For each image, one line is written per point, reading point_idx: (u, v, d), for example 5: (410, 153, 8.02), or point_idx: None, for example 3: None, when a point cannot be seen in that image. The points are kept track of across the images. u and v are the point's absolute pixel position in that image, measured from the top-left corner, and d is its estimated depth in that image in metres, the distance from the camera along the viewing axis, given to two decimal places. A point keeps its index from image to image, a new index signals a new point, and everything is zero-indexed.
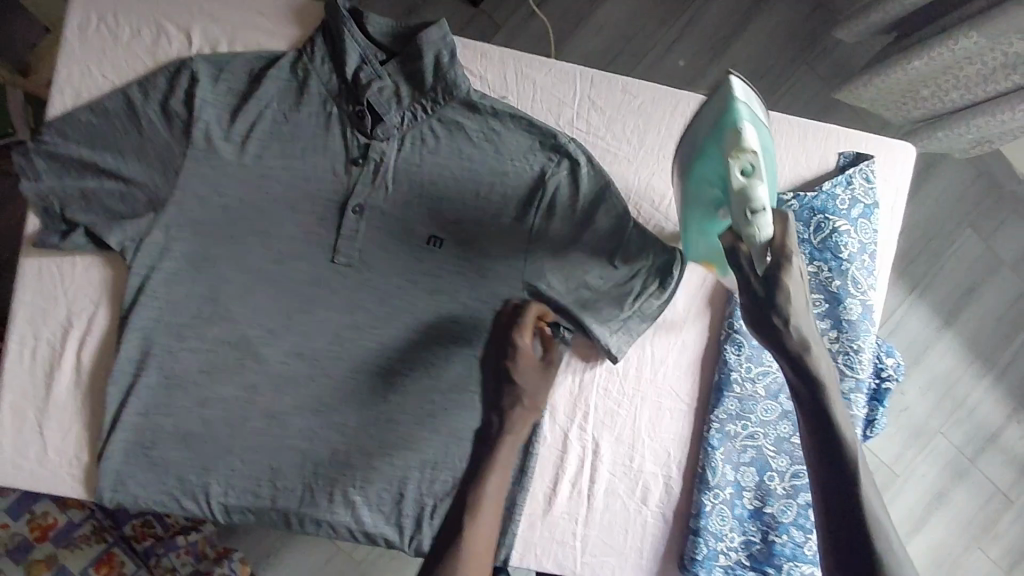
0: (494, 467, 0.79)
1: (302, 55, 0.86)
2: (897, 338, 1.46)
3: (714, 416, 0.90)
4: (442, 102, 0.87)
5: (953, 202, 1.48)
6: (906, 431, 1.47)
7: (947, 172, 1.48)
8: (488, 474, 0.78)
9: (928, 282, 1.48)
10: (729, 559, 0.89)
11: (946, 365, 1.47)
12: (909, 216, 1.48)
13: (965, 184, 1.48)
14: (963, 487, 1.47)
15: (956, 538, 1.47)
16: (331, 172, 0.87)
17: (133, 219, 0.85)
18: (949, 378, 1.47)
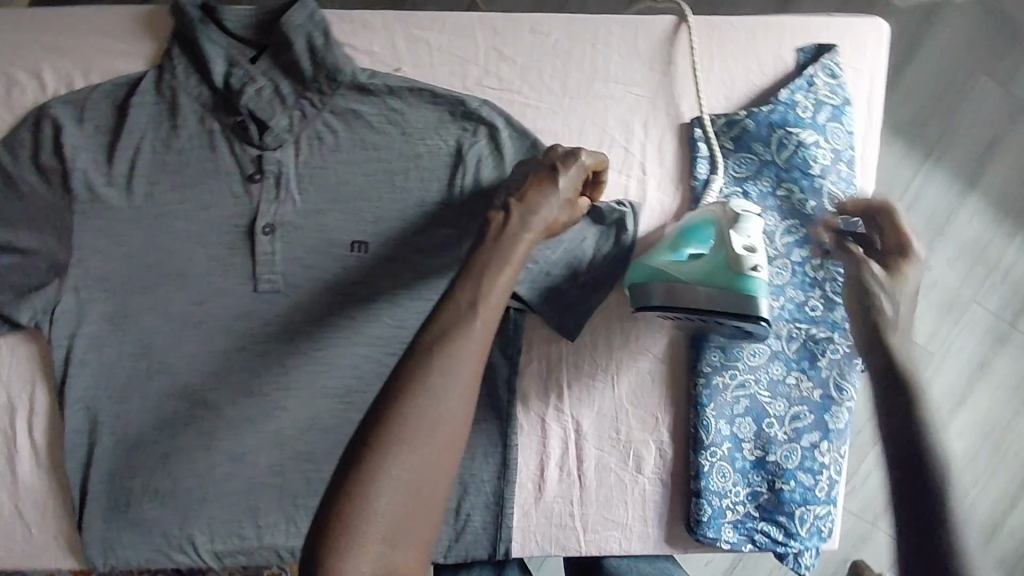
0: (455, 358, 0.53)
1: (164, 72, 0.77)
2: (916, 217, 1.33)
3: (698, 372, 0.83)
4: (330, 92, 0.76)
5: (957, 54, 1.30)
6: (936, 307, 1.36)
7: (946, 21, 1.30)
8: (446, 374, 0.52)
9: (940, 151, 1.32)
10: (737, 514, 0.84)
11: (972, 234, 1.34)
12: (912, 80, 1.31)
13: (968, 31, 1.30)
14: (1006, 353, 1.37)
15: (1004, 403, 1.37)
16: (229, 195, 0.78)
17: (38, 290, 0.79)
18: (977, 247, 1.35)
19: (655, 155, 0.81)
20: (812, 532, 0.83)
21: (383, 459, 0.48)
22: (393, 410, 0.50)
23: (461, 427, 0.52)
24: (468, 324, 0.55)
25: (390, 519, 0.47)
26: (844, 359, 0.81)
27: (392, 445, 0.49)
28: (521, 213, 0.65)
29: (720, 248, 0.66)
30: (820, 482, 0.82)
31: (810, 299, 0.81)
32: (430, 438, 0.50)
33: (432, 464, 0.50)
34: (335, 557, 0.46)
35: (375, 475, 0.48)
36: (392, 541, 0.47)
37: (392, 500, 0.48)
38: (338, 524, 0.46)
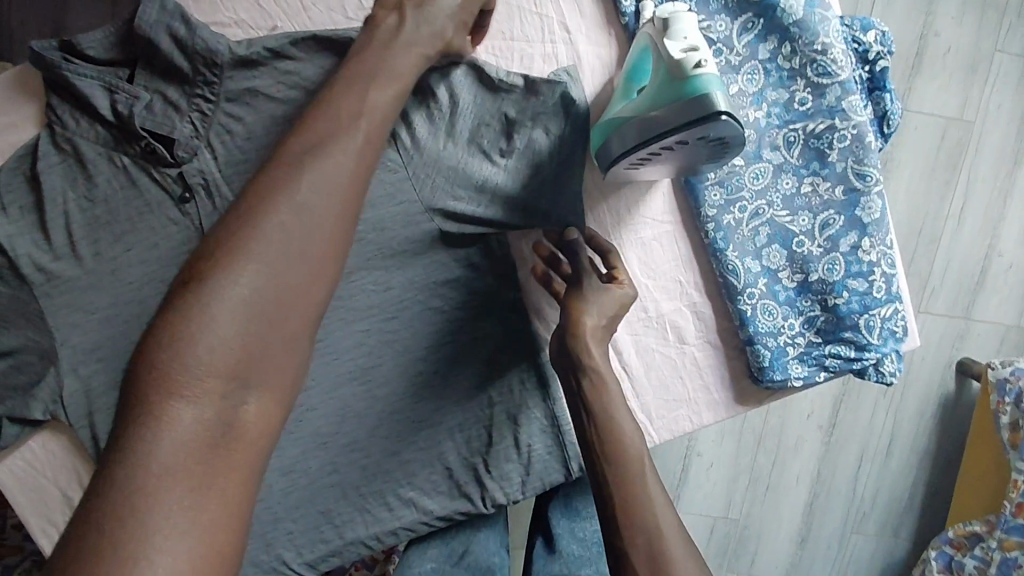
0: (327, 169, 0.49)
1: (55, 127, 0.73)
2: None
3: (704, 217, 0.76)
4: (216, 79, 0.71)
5: None
6: None
7: None
8: (318, 178, 0.48)
9: None
10: (799, 347, 0.77)
11: None
12: None
13: None
14: None
15: None
16: (172, 224, 0.75)
17: (39, 384, 0.76)
18: None
19: (572, 7, 0.74)
20: (884, 336, 0.76)
21: (220, 282, 0.44)
22: (241, 235, 0.45)
23: (324, 254, 0.47)
24: (338, 145, 0.50)
25: (232, 349, 0.43)
26: (855, 143, 0.72)
27: (237, 269, 0.44)
28: (414, 16, 0.61)
29: (660, 66, 0.58)
30: (875, 283, 0.75)
31: (796, 93, 0.72)
32: (284, 266, 0.45)
33: (285, 292, 0.45)
34: (162, 387, 0.41)
35: (216, 305, 0.43)
36: (240, 372, 0.43)
37: (232, 330, 0.43)
38: (168, 354, 0.42)
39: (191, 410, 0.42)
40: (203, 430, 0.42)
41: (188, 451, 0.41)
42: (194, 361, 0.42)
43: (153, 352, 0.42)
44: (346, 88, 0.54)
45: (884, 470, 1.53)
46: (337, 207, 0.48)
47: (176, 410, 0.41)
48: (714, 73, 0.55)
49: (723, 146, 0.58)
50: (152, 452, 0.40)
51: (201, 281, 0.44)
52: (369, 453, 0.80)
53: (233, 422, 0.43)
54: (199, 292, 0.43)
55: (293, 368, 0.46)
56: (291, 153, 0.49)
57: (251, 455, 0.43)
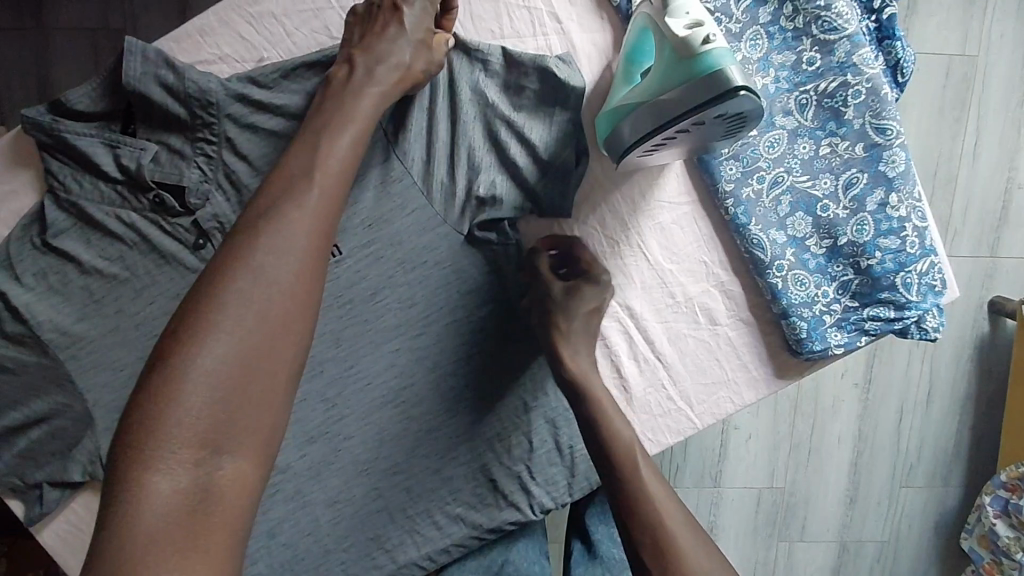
0: (288, 229, 0.48)
1: (57, 191, 0.72)
2: None
3: (722, 194, 0.73)
4: (214, 119, 0.69)
5: None
6: None
7: None
8: (282, 238, 0.48)
9: None
10: (836, 314, 0.75)
11: None
12: None
13: None
14: None
15: None
16: (188, 272, 0.73)
17: (77, 445, 0.77)
18: None
19: None
20: (923, 292, 0.73)
21: (186, 353, 0.44)
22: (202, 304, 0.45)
23: (291, 313, 0.47)
24: (298, 198, 0.50)
25: (204, 419, 0.43)
26: (871, 96, 0.69)
27: (200, 339, 0.44)
28: (366, 62, 0.62)
29: (664, 46, 0.56)
30: (908, 238, 0.72)
31: (803, 53, 0.69)
32: (251, 328, 0.45)
33: (254, 356, 0.45)
34: (137, 464, 0.42)
35: (186, 376, 0.43)
36: (212, 439, 0.43)
37: (202, 400, 0.43)
38: (141, 430, 0.42)
39: (167, 482, 0.42)
40: (181, 503, 0.42)
41: (168, 521, 0.41)
42: (164, 435, 0.42)
43: (128, 430, 0.43)
44: (307, 141, 0.54)
45: (927, 421, 1.50)
46: (302, 263, 0.48)
47: (153, 485, 0.41)
48: (723, 46, 0.53)
49: (742, 121, 0.56)
50: (132, 526, 0.41)
51: (168, 353, 0.44)
52: (412, 473, 0.79)
53: (209, 488, 0.43)
54: (168, 366, 0.43)
55: (269, 428, 0.45)
56: (254, 213, 0.49)
57: (233, 518, 0.43)
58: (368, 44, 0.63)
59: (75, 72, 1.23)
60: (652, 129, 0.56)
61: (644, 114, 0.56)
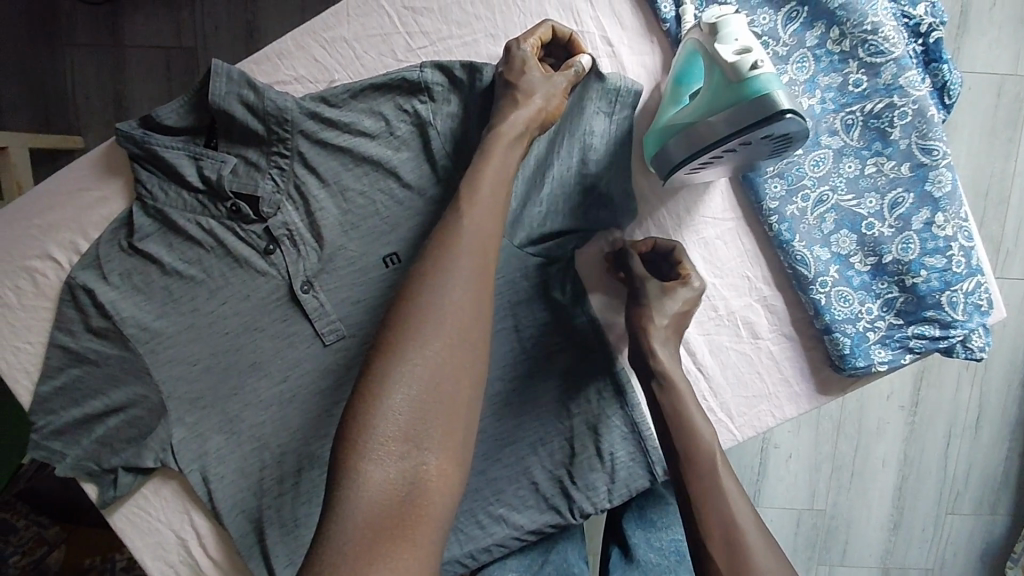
0: (459, 265, 0.56)
1: (145, 198, 0.78)
2: None
3: (767, 211, 0.75)
4: (288, 135, 0.75)
5: None
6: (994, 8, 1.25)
7: None
8: (458, 271, 0.55)
9: None
10: (880, 331, 0.76)
11: None
12: None
13: None
14: None
15: None
16: (258, 275, 0.79)
17: (150, 434, 0.84)
18: None
19: (613, 20, 0.75)
20: (969, 311, 0.74)
21: (395, 365, 0.51)
22: (397, 338, 0.52)
23: (469, 338, 0.54)
24: (458, 255, 0.56)
25: (413, 413, 0.50)
26: (917, 118, 0.71)
27: (401, 364, 0.51)
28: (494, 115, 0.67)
29: (714, 70, 0.59)
30: (954, 258, 0.73)
31: (850, 75, 0.71)
32: (445, 341, 0.53)
33: (449, 370, 0.52)
34: (353, 455, 0.49)
35: (400, 375, 0.51)
36: (415, 437, 0.50)
37: (411, 397, 0.50)
38: (365, 415, 0.50)
39: (381, 473, 0.49)
40: (395, 490, 0.49)
41: (382, 502, 0.48)
42: (385, 428, 0.50)
43: (349, 421, 0.51)
44: (453, 210, 0.60)
45: (975, 446, 1.46)
46: (475, 297, 0.55)
47: (368, 473, 0.49)
48: (767, 70, 0.55)
49: (790, 141, 0.58)
50: (353, 509, 0.48)
51: (381, 365, 0.52)
52: None
53: (416, 481, 0.50)
54: (382, 365, 0.52)
55: (460, 433, 0.52)
56: (435, 252, 0.57)
57: (435, 510, 0.50)
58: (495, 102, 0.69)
59: (148, 86, 1.33)
60: (703, 148, 0.59)
61: (695, 135, 0.59)
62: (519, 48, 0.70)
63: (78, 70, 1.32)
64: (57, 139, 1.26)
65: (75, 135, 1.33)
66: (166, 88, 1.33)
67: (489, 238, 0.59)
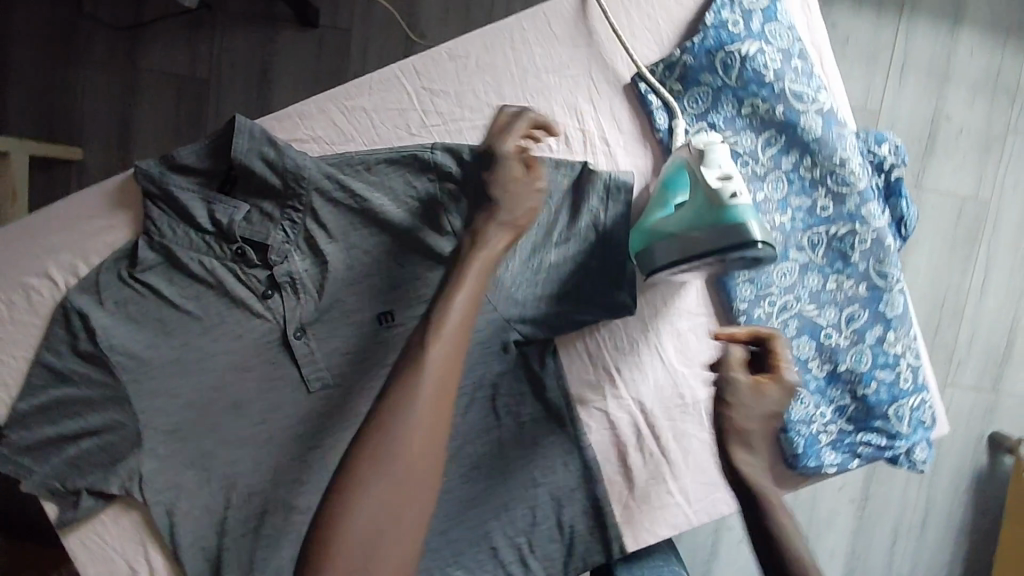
0: (436, 355, 0.63)
1: (152, 233, 0.82)
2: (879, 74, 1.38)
3: (737, 311, 0.82)
4: (304, 192, 0.79)
5: None
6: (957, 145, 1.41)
7: None
8: (435, 362, 0.63)
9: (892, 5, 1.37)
10: (831, 434, 0.81)
11: (934, 59, 1.39)
12: None
13: None
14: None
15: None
16: (255, 319, 0.83)
17: (120, 461, 0.85)
18: (969, 75, 1.40)
19: (612, 123, 0.81)
20: (913, 424, 0.80)
21: (363, 470, 0.60)
22: (377, 442, 0.60)
23: (440, 428, 0.62)
24: (436, 344, 0.64)
25: (375, 515, 0.59)
26: (876, 245, 0.78)
27: (372, 471, 0.60)
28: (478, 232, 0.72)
29: (698, 190, 0.66)
30: (902, 373, 0.79)
31: (818, 200, 0.78)
32: (417, 434, 0.61)
33: (410, 466, 0.61)
34: (324, 553, 0.59)
35: (368, 478, 0.60)
36: (375, 534, 0.59)
37: (372, 501, 0.59)
38: (337, 516, 0.59)
39: (344, 573, 0.58)
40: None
41: None
42: (349, 529, 0.59)
43: (324, 520, 0.60)
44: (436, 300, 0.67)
45: (920, 547, 1.51)
46: (448, 389, 0.63)
47: (335, 569, 0.58)
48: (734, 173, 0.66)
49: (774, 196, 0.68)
50: None
51: (357, 468, 0.60)
52: None
53: (381, 570, 0.59)
54: (360, 464, 0.60)
55: (417, 524, 0.61)
56: (415, 342, 0.64)
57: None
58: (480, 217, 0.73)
59: (158, 111, 1.38)
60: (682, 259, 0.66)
61: (676, 245, 0.66)
62: (500, 147, 0.75)
63: (88, 86, 1.36)
64: (55, 150, 1.29)
65: (75, 147, 1.36)
66: (175, 114, 1.38)
67: (466, 326, 0.66)
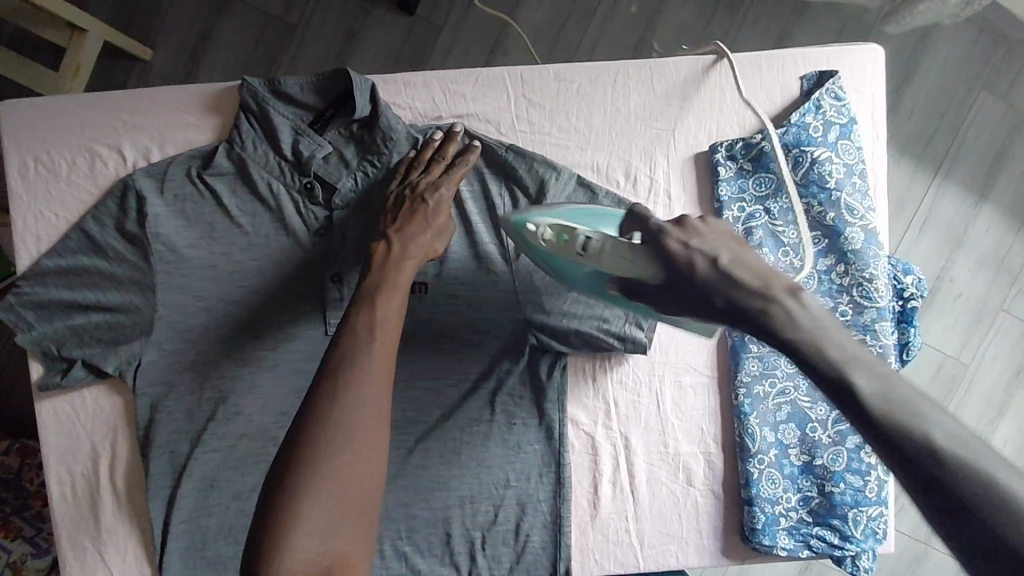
0: (349, 406, 0.66)
1: (234, 144, 0.86)
2: (904, 217, 1.48)
3: (739, 381, 0.87)
4: (388, 151, 0.85)
5: (944, 79, 1.47)
6: (956, 306, 1.49)
7: (937, 55, 1.46)
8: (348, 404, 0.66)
9: (931, 160, 1.48)
10: (790, 520, 0.86)
11: (957, 221, 1.49)
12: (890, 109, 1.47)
13: (955, 61, 1.46)
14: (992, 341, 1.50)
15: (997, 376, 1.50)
16: (300, 251, 0.86)
17: (124, 344, 0.87)
18: (985, 246, 1.49)
19: (678, 180, 0.88)
20: (866, 533, 0.85)
21: (310, 491, 0.62)
22: (294, 486, 0.62)
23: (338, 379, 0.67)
24: (344, 398, 0.66)
25: (306, 463, 0.63)
26: (879, 360, 0.84)
27: (312, 492, 0.62)
28: (400, 240, 0.78)
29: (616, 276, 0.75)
30: (869, 483, 0.84)
31: (840, 305, 0.84)
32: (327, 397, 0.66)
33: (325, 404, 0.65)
34: (288, 516, 0.61)
35: (309, 504, 0.62)
36: (319, 478, 0.63)
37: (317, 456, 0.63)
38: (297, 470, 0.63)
39: (301, 533, 0.61)
40: (321, 534, 0.62)
41: (314, 539, 0.61)
42: (308, 478, 0.62)
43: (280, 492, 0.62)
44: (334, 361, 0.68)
45: None
46: (353, 371, 0.67)
47: (295, 529, 0.61)
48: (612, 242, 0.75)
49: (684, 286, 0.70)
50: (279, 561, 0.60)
51: (296, 502, 0.62)
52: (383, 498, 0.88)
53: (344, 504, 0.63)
54: (289, 508, 0.61)
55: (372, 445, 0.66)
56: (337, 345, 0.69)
57: (361, 525, 0.65)
58: (404, 222, 0.79)
59: (241, 37, 1.43)
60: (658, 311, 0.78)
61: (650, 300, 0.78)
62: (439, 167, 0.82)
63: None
64: (132, 45, 1.34)
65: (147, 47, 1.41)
66: (256, 44, 1.43)
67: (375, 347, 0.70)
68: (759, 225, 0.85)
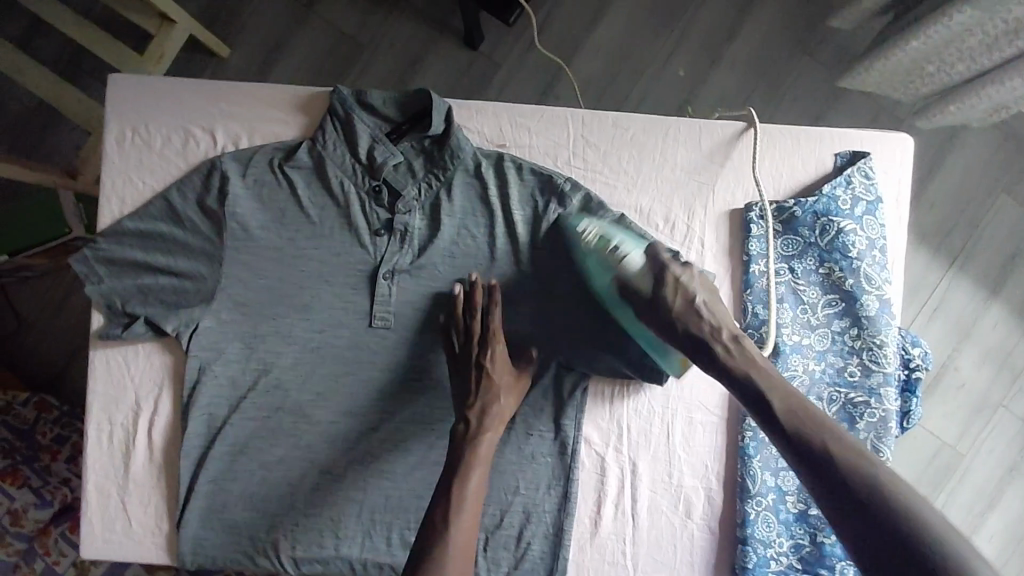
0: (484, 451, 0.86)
1: (316, 142, 0.95)
2: (914, 301, 1.55)
3: (746, 425, 0.92)
4: (453, 167, 0.94)
5: (966, 178, 1.55)
6: (956, 395, 1.54)
7: (962, 155, 1.55)
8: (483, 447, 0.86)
9: (946, 252, 1.55)
10: (780, 564, 0.90)
11: (965, 313, 1.55)
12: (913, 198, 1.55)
13: (978, 163, 1.55)
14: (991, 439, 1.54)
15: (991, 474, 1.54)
16: (358, 247, 0.94)
17: (185, 308, 0.94)
18: (990, 341, 1.54)
19: (712, 230, 0.95)
20: None
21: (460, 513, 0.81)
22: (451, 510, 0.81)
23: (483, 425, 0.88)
24: (484, 445, 0.87)
25: (461, 491, 0.83)
26: (879, 423, 0.90)
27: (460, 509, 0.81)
28: (481, 411, 0.88)
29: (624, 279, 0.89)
30: None
31: (849, 365, 0.91)
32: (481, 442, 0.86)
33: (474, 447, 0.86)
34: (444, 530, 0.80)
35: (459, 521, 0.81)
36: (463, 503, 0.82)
37: (471, 487, 0.83)
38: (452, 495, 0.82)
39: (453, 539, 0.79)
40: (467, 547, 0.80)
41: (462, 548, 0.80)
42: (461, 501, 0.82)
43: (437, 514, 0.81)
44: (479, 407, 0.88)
45: None
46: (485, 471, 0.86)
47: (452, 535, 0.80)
48: (647, 258, 0.89)
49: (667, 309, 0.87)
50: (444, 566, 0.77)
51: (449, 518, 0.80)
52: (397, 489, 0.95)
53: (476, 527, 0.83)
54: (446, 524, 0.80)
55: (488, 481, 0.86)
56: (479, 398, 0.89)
57: None
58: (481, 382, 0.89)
59: (315, 48, 1.54)
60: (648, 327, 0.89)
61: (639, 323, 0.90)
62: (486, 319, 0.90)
63: (268, 4, 1.54)
64: (213, 42, 1.47)
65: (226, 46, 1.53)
66: (328, 56, 1.54)
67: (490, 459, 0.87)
68: (782, 282, 0.92)
